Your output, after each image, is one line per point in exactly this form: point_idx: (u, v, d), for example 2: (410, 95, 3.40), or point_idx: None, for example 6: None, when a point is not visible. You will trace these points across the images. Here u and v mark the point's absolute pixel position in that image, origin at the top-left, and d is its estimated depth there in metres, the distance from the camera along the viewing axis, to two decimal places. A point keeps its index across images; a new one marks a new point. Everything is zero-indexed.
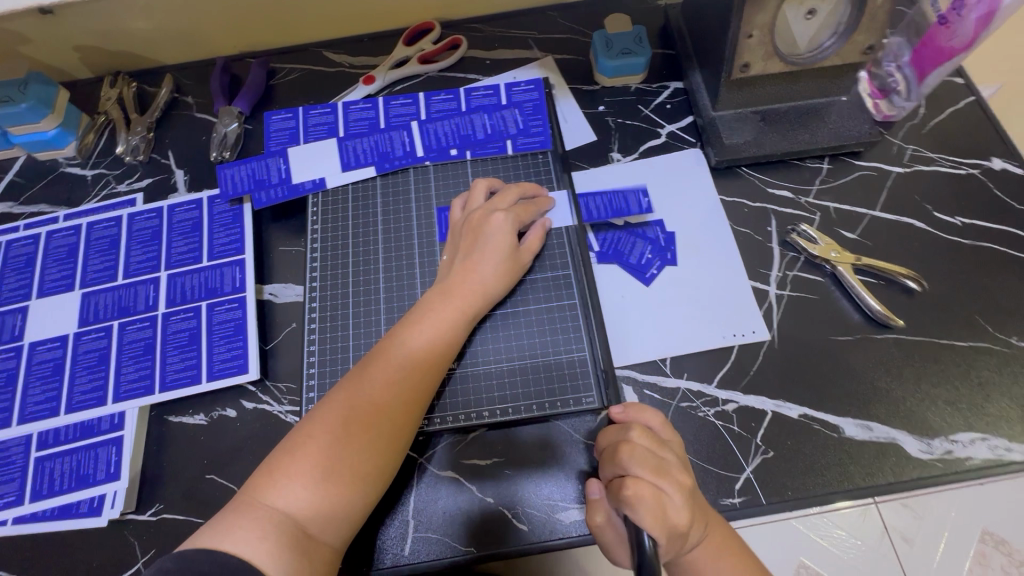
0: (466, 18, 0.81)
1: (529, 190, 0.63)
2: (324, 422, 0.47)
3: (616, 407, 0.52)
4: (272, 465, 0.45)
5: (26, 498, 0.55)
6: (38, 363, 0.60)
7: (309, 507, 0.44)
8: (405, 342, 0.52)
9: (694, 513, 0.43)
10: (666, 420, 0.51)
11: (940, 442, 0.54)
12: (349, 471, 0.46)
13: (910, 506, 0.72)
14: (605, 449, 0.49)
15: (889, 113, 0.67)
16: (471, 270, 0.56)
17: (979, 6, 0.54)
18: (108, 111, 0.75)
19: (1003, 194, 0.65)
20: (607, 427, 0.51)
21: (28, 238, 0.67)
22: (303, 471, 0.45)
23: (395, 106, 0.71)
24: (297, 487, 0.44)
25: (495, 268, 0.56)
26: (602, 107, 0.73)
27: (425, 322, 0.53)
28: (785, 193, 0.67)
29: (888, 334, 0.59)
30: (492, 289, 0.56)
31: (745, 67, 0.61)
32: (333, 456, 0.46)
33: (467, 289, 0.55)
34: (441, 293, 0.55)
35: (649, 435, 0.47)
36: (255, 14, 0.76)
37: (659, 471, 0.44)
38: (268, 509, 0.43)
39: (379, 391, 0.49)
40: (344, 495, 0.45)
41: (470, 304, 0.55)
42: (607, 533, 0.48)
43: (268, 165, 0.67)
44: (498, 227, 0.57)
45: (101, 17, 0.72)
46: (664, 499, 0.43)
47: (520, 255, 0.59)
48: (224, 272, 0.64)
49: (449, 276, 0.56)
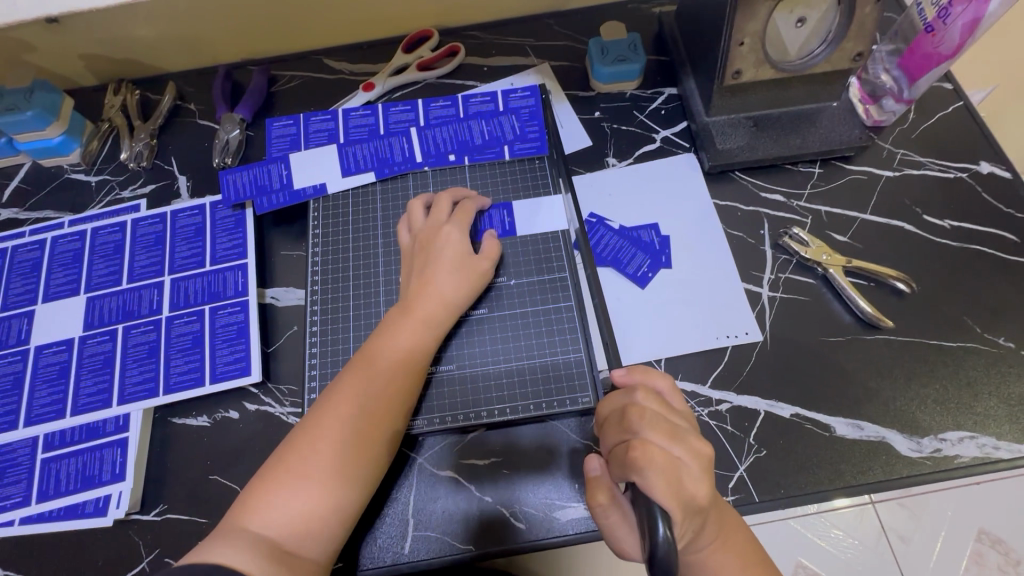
0: (464, 25, 0.82)
1: (458, 194, 0.64)
2: (293, 446, 0.48)
3: (618, 370, 0.50)
4: (246, 495, 0.46)
5: (32, 499, 0.56)
6: (44, 366, 0.61)
7: (286, 526, 0.45)
8: (371, 358, 0.53)
9: (707, 483, 0.43)
10: (675, 385, 0.50)
11: (930, 441, 0.55)
12: (321, 489, 0.47)
13: (906, 506, 0.75)
14: (609, 416, 0.47)
15: (879, 117, 0.68)
16: (430, 284, 0.57)
17: (965, 13, 0.55)
18: (112, 118, 0.77)
19: (990, 197, 0.66)
20: (609, 394, 0.49)
21: (34, 244, 0.69)
22: (275, 492, 0.46)
23: (394, 112, 0.72)
24: (272, 510, 0.45)
25: (457, 279, 0.57)
26: (597, 113, 0.74)
27: (382, 340, 0.54)
28: (777, 196, 0.68)
29: (878, 335, 0.60)
30: (452, 300, 0.57)
31: (737, 74, 0.62)
32: (303, 477, 0.47)
33: (426, 303, 0.56)
34: (400, 310, 0.56)
35: (656, 399, 0.47)
36: (256, 22, 0.77)
37: (673, 435, 0.44)
38: (244, 534, 0.44)
39: (343, 409, 0.50)
40: (319, 512, 0.46)
41: (431, 317, 0.56)
42: (609, 513, 0.46)
43: (269, 171, 0.68)
44: (450, 240, 0.59)
45: (105, 26, 0.74)
46: (677, 464, 0.42)
47: (478, 265, 0.59)
48: (227, 276, 0.65)
49: (408, 291, 0.57)
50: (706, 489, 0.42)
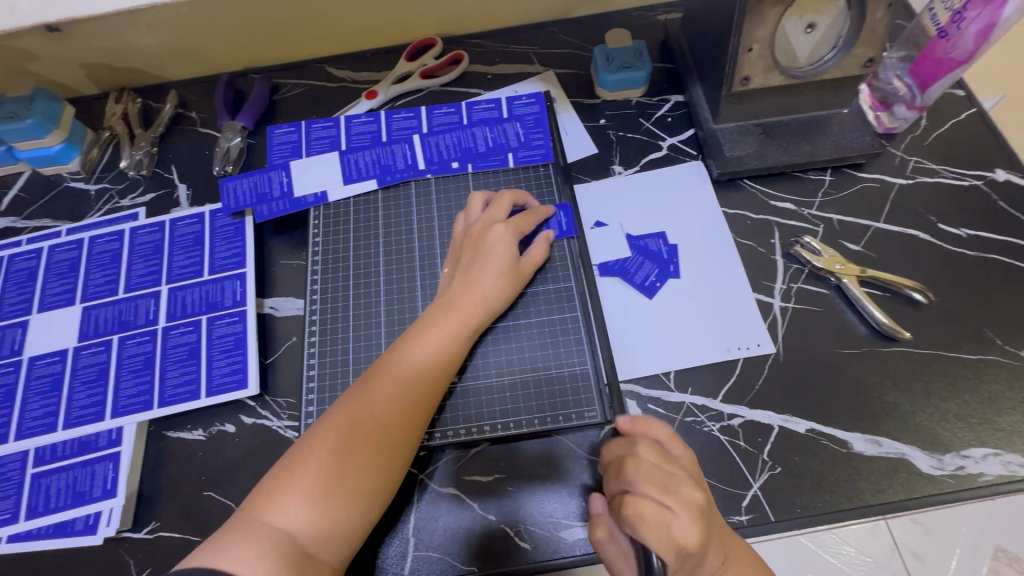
0: (468, 33, 0.82)
1: (523, 198, 0.62)
2: (325, 436, 0.46)
3: (622, 418, 0.51)
4: (270, 484, 0.44)
5: (21, 516, 0.54)
6: (37, 377, 0.60)
7: (309, 525, 0.43)
8: (408, 356, 0.51)
9: (700, 535, 0.41)
10: (675, 433, 0.49)
11: (952, 458, 0.53)
12: (348, 488, 0.45)
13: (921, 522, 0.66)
14: (609, 465, 0.48)
15: (890, 125, 0.67)
16: (472, 283, 0.55)
17: (979, 19, 0.55)
18: (113, 126, 0.76)
19: (1007, 205, 0.65)
20: (612, 441, 0.50)
21: (31, 252, 0.67)
22: (303, 487, 0.44)
23: (397, 120, 0.71)
24: (296, 504, 0.43)
25: (497, 280, 0.56)
26: (603, 120, 0.73)
27: (426, 334, 0.53)
28: (787, 205, 0.66)
29: (895, 348, 0.58)
30: (493, 302, 0.56)
31: (745, 80, 0.61)
32: (331, 473, 0.45)
33: (468, 303, 0.55)
34: (443, 307, 0.54)
35: (655, 451, 0.46)
36: (259, 30, 0.77)
37: (666, 488, 0.43)
38: (266, 526, 0.42)
39: (379, 407, 0.48)
40: (345, 512, 0.44)
41: (472, 318, 0.54)
42: (610, 547, 0.48)
43: (269, 178, 0.67)
44: (500, 239, 0.57)
45: (108, 35, 0.74)
46: (667, 521, 0.41)
47: (521, 267, 0.58)
48: (225, 286, 0.63)
49: (451, 289, 0.56)
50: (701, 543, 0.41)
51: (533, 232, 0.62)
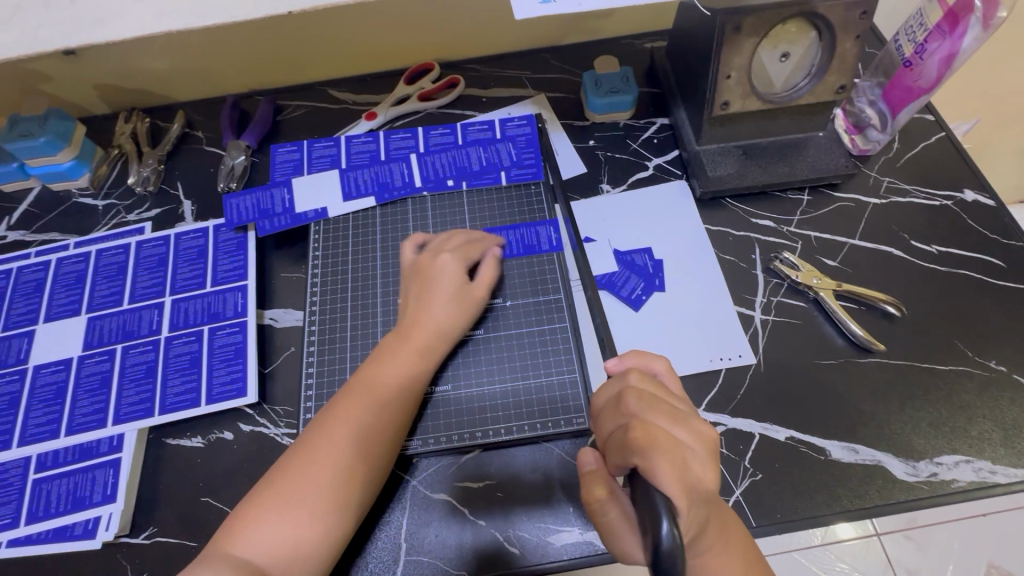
0: (463, 59, 0.86)
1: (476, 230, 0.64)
2: (285, 467, 0.48)
3: (613, 359, 0.49)
4: (234, 517, 0.46)
5: (21, 520, 0.55)
6: (41, 385, 0.62)
7: (272, 552, 0.45)
8: (370, 383, 0.53)
9: (712, 467, 0.40)
10: (670, 367, 0.49)
11: (926, 464, 0.55)
12: (310, 513, 0.46)
13: (911, 539, 0.77)
14: (604, 405, 0.45)
15: (864, 147, 0.71)
16: (427, 310, 0.57)
17: (940, 50, 0.59)
18: (122, 144, 0.79)
19: (975, 223, 0.68)
20: (603, 382, 0.47)
21: (39, 264, 0.70)
22: (265, 517, 0.46)
23: (396, 139, 0.74)
24: (260, 533, 0.45)
25: (450, 306, 0.58)
26: (592, 142, 0.77)
27: (382, 360, 0.54)
28: (768, 222, 0.70)
29: (871, 359, 0.60)
30: (447, 328, 0.57)
31: (725, 105, 0.65)
32: (290, 501, 0.46)
33: (423, 328, 0.56)
34: (399, 334, 0.56)
35: (652, 382, 0.45)
36: (264, 55, 0.81)
37: (673, 417, 0.42)
38: (229, 557, 0.44)
39: (337, 432, 0.50)
40: (308, 538, 0.46)
41: (426, 342, 0.56)
42: (608, 509, 0.41)
43: (272, 195, 0.70)
44: (452, 266, 0.59)
45: (122, 58, 0.77)
46: (682, 449, 0.39)
47: (473, 291, 0.60)
48: (227, 297, 0.66)
49: (407, 315, 0.58)
50: (710, 471, 0.40)
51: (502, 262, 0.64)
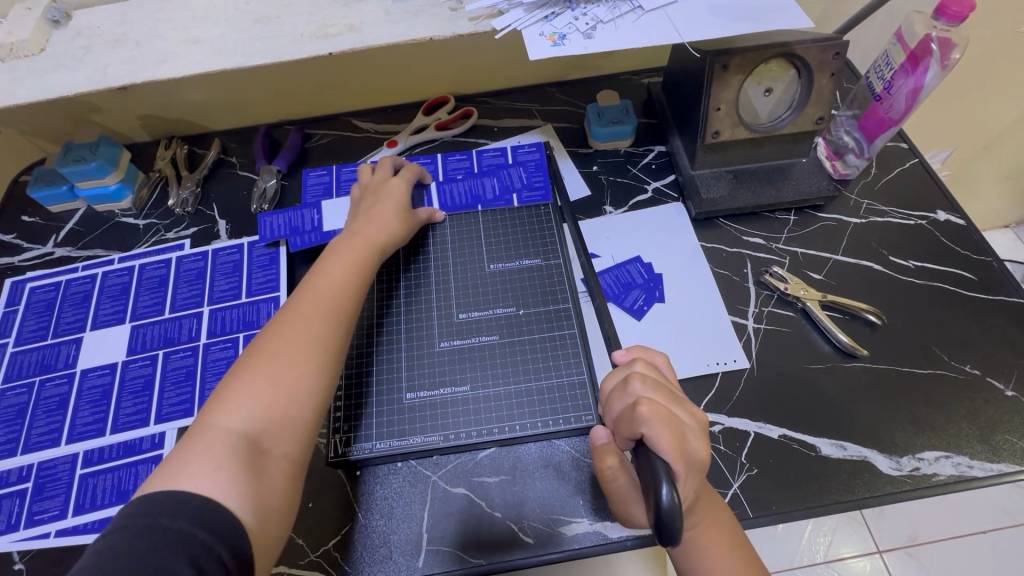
0: (476, 92, 0.94)
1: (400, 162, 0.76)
2: (263, 343, 0.53)
3: (619, 351, 0.55)
4: (214, 399, 0.48)
5: (69, 512, 0.59)
6: (88, 388, 0.66)
7: (254, 428, 0.47)
8: (328, 278, 0.59)
9: (705, 440, 0.45)
10: (670, 360, 0.54)
11: (908, 459, 0.60)
12: (288, 381, 0.50)
13: (914, 559, 1.09)
14: (612, 389, 0.50)
15: (844, 172, 0.78)
16: (377, 219, 0.66)
17: (907, 85, 0.66)
18: (163, 169, 0.86)
19: (948, 241, 0.74)
20: (611, 370, 0.53)
21: (86, 277, 0.75)
22: (242, 397, 0.48)
23: (416, 165, 0.81)
24: (236, 412, 0.48)
25: (395, 216, 0.68)
26: (595, 167, 0.84)
27: (339, 256, 0.62)
28: (758, 240, 0.76)
29: (855, 363, 0.66)
30: (395, 235, 0.67)
31: (716, 134, 0.71)
32: (275, 369, 0.50)
33: (372, 229, 0.65)
34: (349, 236, 0.64)
35: (656, 371, 0.51)
36: (295, 89, 0.88)
37: (673, 399, 0.47)
38: (215, 437, 0.46)
39: (307, 306, 0.56)
40: (292, 394, 0.50)
41: (377, 238, 0.65)
42: (617, 477, 0.48)
43: (303, 214, 0.76)
44: (394, 187, 0.71)
45: (166, 92, 0.85)
46: (682, 424, 0.44)
47: (414, 215, 0.71)
48: (261, 307, 0.71)
49: (356, 223, 0.66)
50: (705, 447, 0.45)
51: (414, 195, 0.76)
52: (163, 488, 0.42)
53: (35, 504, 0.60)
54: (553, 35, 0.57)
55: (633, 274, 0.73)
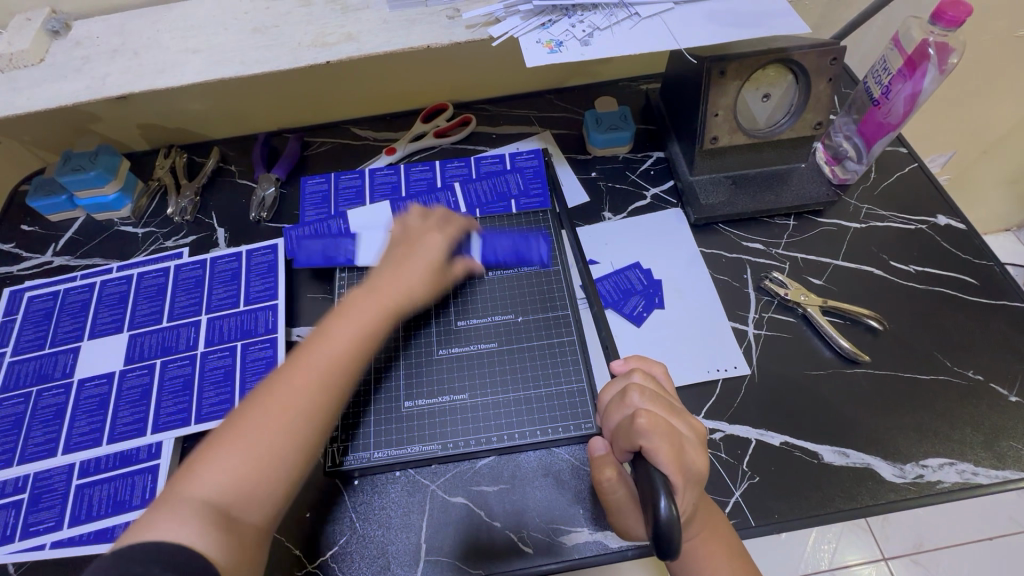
0: (475, 100, 0.94)
1: (457, 217, 0.67)
2: (248, 409, 0.48)
3: (617, 361, 0.55)
4: (197, 455, 0.46)
5: (64, 523, 0.58)
6: (85, 397, 0.66)
7: (228, 493, 0.45)
8: (332, 335, 0.53)
9: (704, 453, 0.45)
10: (668, 370, 0.54)
11: (912, 467, 0.59)
12: (271, 452, 0.47)
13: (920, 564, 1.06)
14: (610, 400, 0.50)
15: (844, 176, 0.78)
16: (402, 274, 0.59)
17: (904, 90, 0.66)
18: (162, 178, 0.86)
19: (949, 245, 0.74)
20: (609, 382, 0.53)
21: (84, 286, 0.75)
22: (224, 456, 0.46)
23: (415, 172, 0.82)
24: (215, 472, 0.45)
25: (423, 274, 0.60)
26: (594, 173, 0.84)
27: (349, 315, 0.55)
28: (757, 245, 0.75)
29: (857, 369, 0.65)
30: (417, 291, 0.59)
31: (715, 139, 0.71)
32: (252, 444, 0.46)
33: (394, 288, 0.58)
34: (368, 292, 0.57)
35: (653, 382, 0.51)
36: (295, 97, 0.89)
37: (670, 411, 0.47)
38: (188, 498, 0.44)
39: (300, 375, 0.50)
40: (263, 475, 0.46)
41: (395, 300, 0.57)
42: (617, 489, 0.47)
43: (339, 244, 0.74)
44: (433, 244, 0.62)
45: (165, 101, 0.85)
46: (680, 436, 0.44)
47: (447, 271, 0.63)
48: (259, 315, 0.71)
49: (380, 277, 0.59)
50: (703, 459, 0.45)
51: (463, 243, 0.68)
52: (134, 540, 0.41)
53: (31, 515, 0.59)
54: (550, 42, 0.57)
55: (633, 280, 0.73)
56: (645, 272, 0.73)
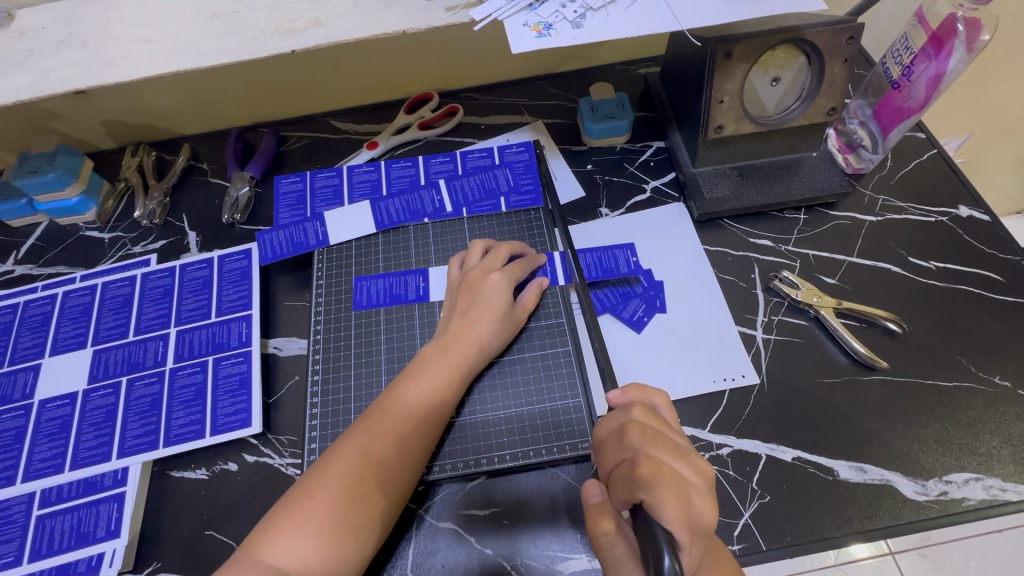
0: (462, 88, 0.88)
1: (517, 249, 0.65)
2: (324, 474, 0.48)
3: (614, 392, 0.49)
4: (271, 520, 0.46)
5: (24, 558, 0.54)
6: (46, 420, 0.62)
7: (300, 564, 0.44)
8: (407, 397, 0.53)
9: (711, 501, 0.40)
10: (670, 401, 0.49)
11: (935, 483, 0.55)
12: (345, 519, 0.46)
13: None
14: (607, 437, 0.45)
15: (857, 165, 0.72)
16: (468, 327, 0.58)
17: (928, 70, 0.60)
18: (128, 178, 0.81)
19: (972, 238, 0.69)
20: (607, 414, 0.48)
21: (45, 298, 0.70)
22: (301, 524, 0.45)
23: (397, 169, 0.76)
24: (291, 542, 0.45)
25: (490, 326, 0.59)
26: (589, 166, 0.78)
27: (422, 373, 0.55)
28: (766, 242, 0.70)
29: (874, 376, 0.60)
30: (487, 345, 0.58)
31: (719, 128, 0.66)
32: (327, 510, 0.46)
33: (464, 345, 0.57)
34: (439, 350, 0.57)
35: (655, 417, 0.45)
36: (268, 89, 0.83)
37: (675, 452, 0.42)
38: (262, 564, 0.44)
39: (378, 440, 0.50)
40: (340, 547, 0.46)
41: (467, 359, 0.57)
42: (615, 544, 0.40)
43: (406, 280, 0.67)
44: (496, 288, 0.60)
45: (129, 96, 0.79)
46: (684, 484, 0.39)
47: (516, 313, 0.61)
48: (232, 327, 0.66)
49: (446, 332, 0.59)
50: (712, 509, 0.40)
51: (526, 279, 0.65)
52: None
53: None
54: (538, 25, 0.51)
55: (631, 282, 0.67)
56: (647, 276, 0.68)
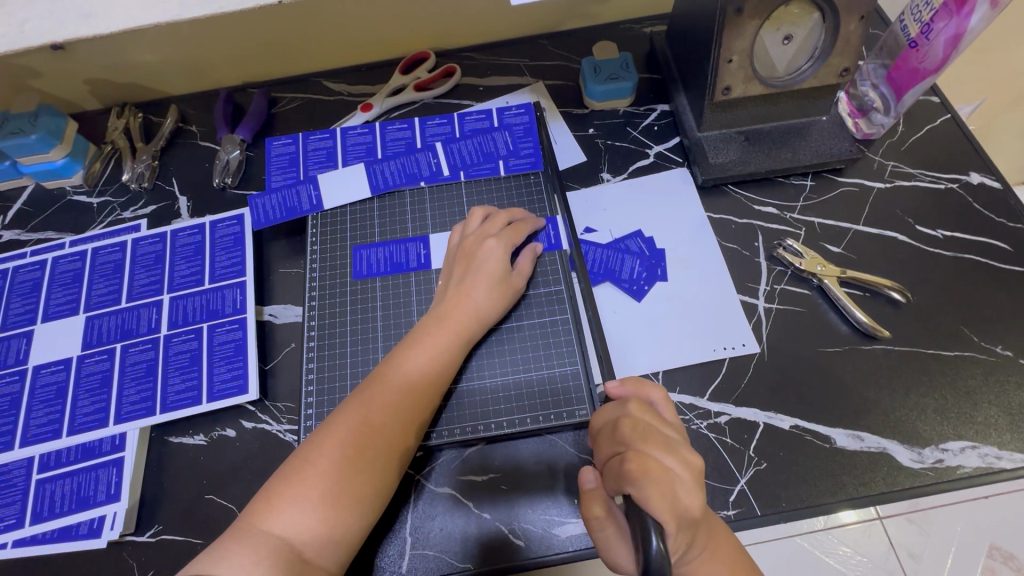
0: (459, 47, 0.85)
1: (517, 214, 0.64)
2: (323, 444, 0.48)
3: (613, 383, 0.50)
4: (271, 490, 0.46)
5: (26, 520, 0.55)
6: (42, 386, 0.61)
7: (304, 532, 0.44)
8: (404, 365, 0.53)
9: (700, 494, 0.42)
10: (667, 395, 0.49)
11: (931, 451, 0.55)
12: (345, 489, 0.46)
13: None
14: (602, 429, 0.47)
15: (868, 130, 0.70)
16: (465, 294, 0.57)
17: (948, 29, 0.57)
18: (115, 141, 0.78)
19: (981, 206, 0.67)
20: (604, 405, 0.49)
21: (35, 264, 0.69)
22: (302, 494, 0.45)
23: (392, 131, 0.74)
24: (294, 514, 0.45)
25: (489, 293, 0.58)
26: (591, 130, 0.76)
27: (420, 342, 0.55)
28: (771, 209, 0.69)
29: (875, 345, 0.60)
30: (485, 313, 0.57)
31: (727, 90, 0.63)
32: (327, 482, 0.46)
33: (462, 313, 0.56)
34: (436, 318, 0.56)
35: (649, 411, 0.46)
36: (257, 45, 0.79)
37: (664, 447, 0.43)
38: (265, 534, 0.44)
39: (377, 410, 0.50)
40: (343, 516, 0.46)
41: (465, 327, 0.56)
42: (605, 526, 0.45)
43: (406, 249, 0.66)
44: (493, 255, 0.59)
45: (111, 52, 0.76)
46: (672, 478, 0.41)
47: (513, 280, 0.60)
48: (226, 294, 0.65)
49: (443, 301, 0.58)
50: (699, 501, 0.41)
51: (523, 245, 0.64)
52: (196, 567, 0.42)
53: None
54: None
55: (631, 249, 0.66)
56: (648, 246, 0.67)
